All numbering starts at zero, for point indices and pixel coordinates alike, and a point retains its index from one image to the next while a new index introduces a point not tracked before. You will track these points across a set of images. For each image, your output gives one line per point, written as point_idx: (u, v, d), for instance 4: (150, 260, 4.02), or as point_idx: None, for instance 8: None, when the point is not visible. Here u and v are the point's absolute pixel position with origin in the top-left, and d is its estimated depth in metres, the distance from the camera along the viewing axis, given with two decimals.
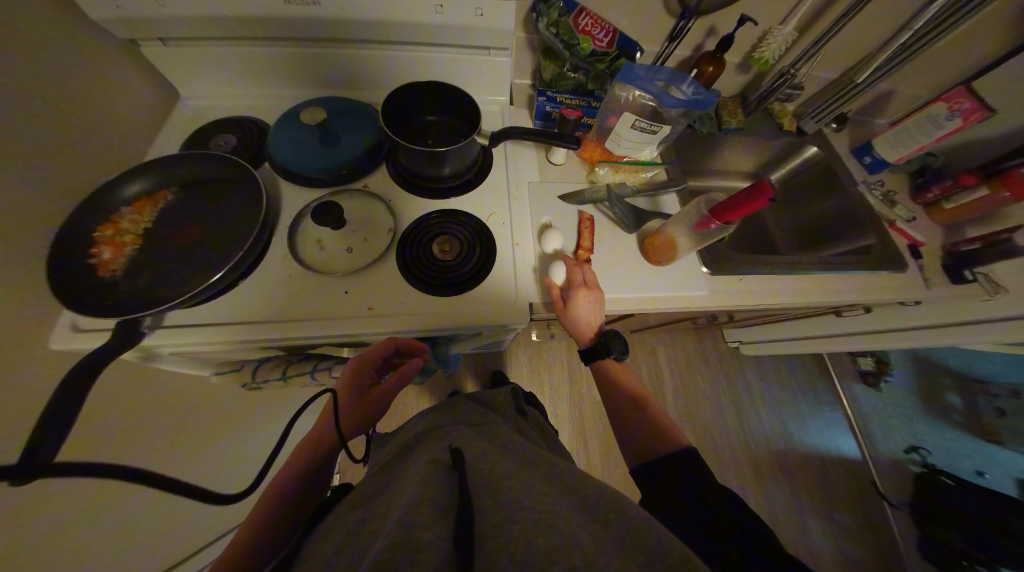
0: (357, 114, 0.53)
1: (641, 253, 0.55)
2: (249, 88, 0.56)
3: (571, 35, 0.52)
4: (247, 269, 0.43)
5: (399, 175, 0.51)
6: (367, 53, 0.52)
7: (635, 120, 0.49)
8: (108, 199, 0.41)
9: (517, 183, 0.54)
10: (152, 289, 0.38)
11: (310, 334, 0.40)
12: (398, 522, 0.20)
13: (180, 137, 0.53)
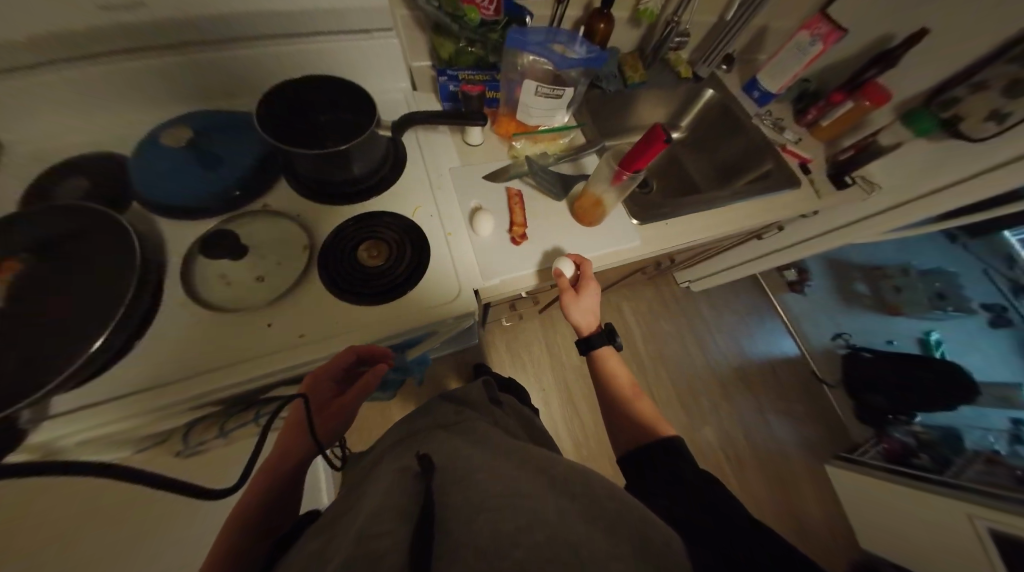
0: (238, 128, 0.48)
1: (573, 215, 0.55)
2: (94, 117, 0.47)
3: (456, 5, 0.49)
4: (141, 329, 0.37)
5: (303, 186, 0.47)
6: (230, 56, 0.46)
7: (537, 87, 0.50)
8: None
9: (435, 172, 0.52)
10: None
11: (238, 380, 0.36)
12: (356, 536, 0.18)
13: (17, 191, 0.44)
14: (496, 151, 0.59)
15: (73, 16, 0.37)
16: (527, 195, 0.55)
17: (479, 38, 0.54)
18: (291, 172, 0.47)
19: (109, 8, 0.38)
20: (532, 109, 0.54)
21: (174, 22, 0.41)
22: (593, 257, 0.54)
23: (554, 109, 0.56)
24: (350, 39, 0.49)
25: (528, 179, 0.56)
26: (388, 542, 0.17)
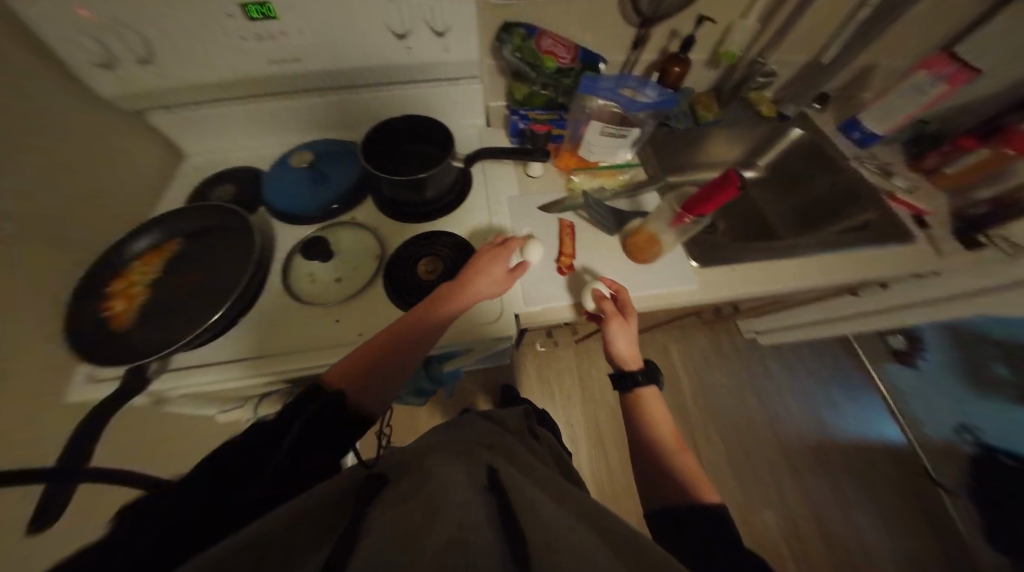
0: (344, 154, 0.58)
1: (625, 252, 0.55)
2: (246, 140, 0.61)
3: (536, 55, 0.55)
4: (242, 312, 0.45)
5: (383, 204, 0.54)
6: (349, 98, 0.57)
7: (603, 128, 0.52)
8: (120, 254, 0.46)
9: (495, 200, 0.57)
10: (160, 337, 0.42)
11: (304, 365, 0.42)
12: (458, 522, 0.19)
13: (186, 190, 0.58)
14: (555, 183, 0.61)
15: (249, 67, 0.50)
16: (580, 227, 0.56)
17: (553, 83, 0.58)
18: (377, 192, 0.54)
19: (276, 63, 0.50)
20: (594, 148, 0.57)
21: (315, 74, 0.53)
22: (642, 295, 0.53)
23: (617, 147, 0.57)
24: (442, 85, 0.57)
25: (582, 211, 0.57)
26: (479, 539, 0.18)
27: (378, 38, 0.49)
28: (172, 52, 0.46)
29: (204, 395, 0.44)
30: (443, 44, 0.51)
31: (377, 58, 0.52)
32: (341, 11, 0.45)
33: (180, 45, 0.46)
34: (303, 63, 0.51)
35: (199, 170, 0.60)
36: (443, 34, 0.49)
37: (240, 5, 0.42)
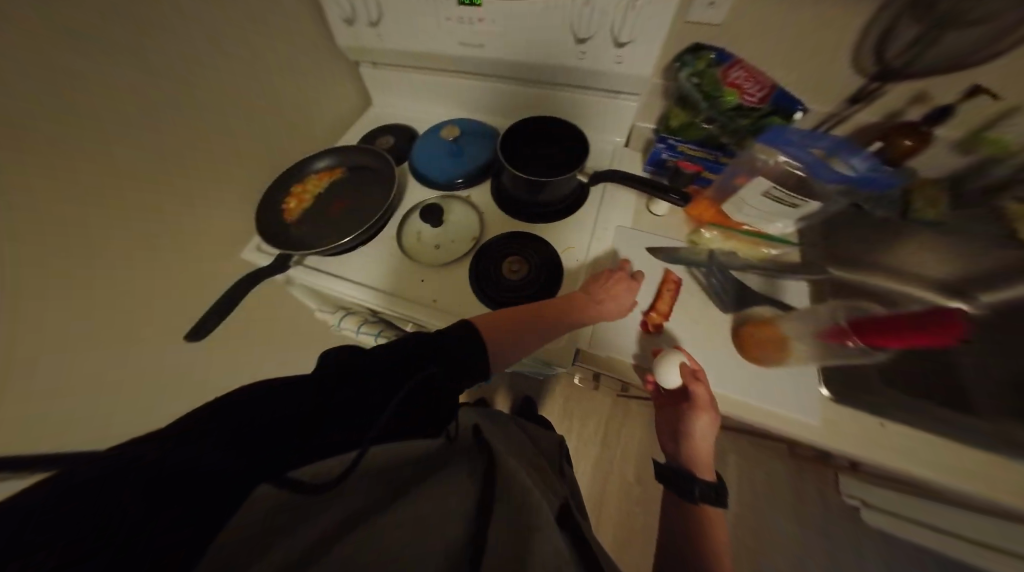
0: (485, 137, 0.61)
1: (734, 341, 0.44)
2: (412, 104, 0.70)
3: (715, 86, 0.48)
4: (360, 242, 0.56)
5: (498, 192, 0.57)
6: (508, 87, 0.59)
7: (771, 188, 0.40)
8: (308, 166, 0.61)
9: (602, 225, 0.52)
10: (305, 240, 0.55)
11: (384, 304, 0.50)
12: None
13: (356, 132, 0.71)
14: (677, 231, 0.52)
15: (435, 44, 0.56)
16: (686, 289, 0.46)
17: (725, 119, 0.49)
18: (498, 181, 0.57)
19: (463, 45, 0.54)
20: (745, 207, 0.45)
21: (488, 62, 0.56)
22: (734, 401, 0.41)
23: (776, 215, 0.44)
24: (598, 95, 0.55)
25: (697, 271, 0.47)
26: None
27: (559, 37, 0.48)
28: (391, 20, 0.55)
29: (322, 292, 0.56)
30: (616, 56, 0.48)
31: (549, 59, 0.52)
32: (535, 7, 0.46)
33: (398, 15, 0.54)
34: (484, 50, 0.54)
35: (370, 119, 0.72)
36: (624, 46, 0.46)
37: None
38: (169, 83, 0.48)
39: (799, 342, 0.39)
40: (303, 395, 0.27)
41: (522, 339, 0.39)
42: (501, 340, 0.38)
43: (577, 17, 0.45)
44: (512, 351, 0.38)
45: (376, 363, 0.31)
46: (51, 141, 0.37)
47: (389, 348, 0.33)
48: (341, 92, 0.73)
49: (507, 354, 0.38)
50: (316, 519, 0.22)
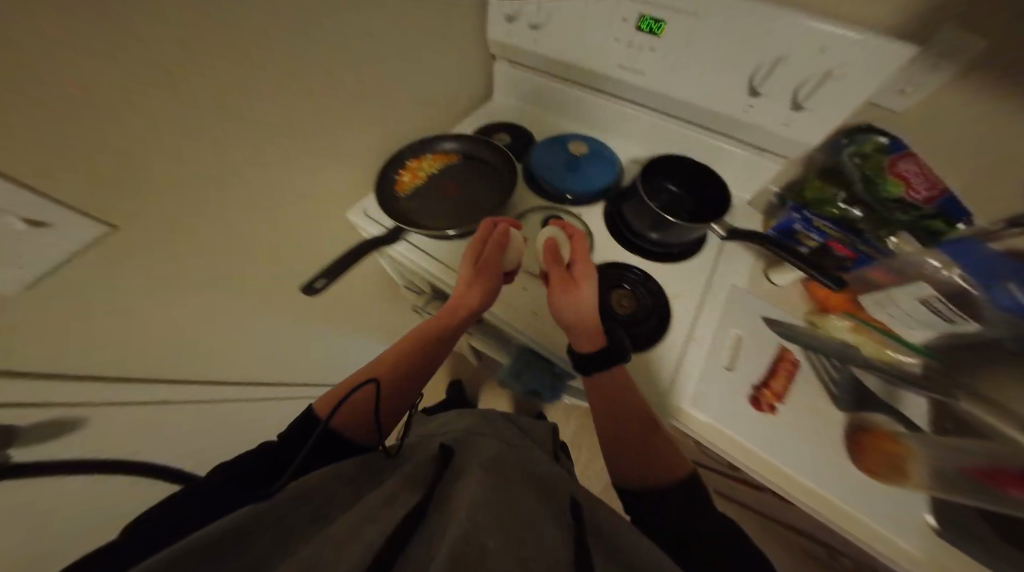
0: (609, 158, 0.59)
1: (848, 447, 0.39)
2: (536, 109, 0.70)
3: (879, 172, 0.45)
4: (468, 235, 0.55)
5: (613, 219, 0.55)
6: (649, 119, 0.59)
7: (933, 297, 0.36)
8: (429, 144, 0.60)
9: (715, 281, 0.48)
10: (416, 217, 0.54)
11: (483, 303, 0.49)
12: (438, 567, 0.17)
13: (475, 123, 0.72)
14: (794, 307, 0.48)
15: (591, 59, 0.56)
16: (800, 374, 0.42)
17: (882, 206, 0.45)
18: (619, 208, 0.55)
19: (619, 68, 0.54)
20: (890, 307, 0.40)
21: (640, 90, 0.56)
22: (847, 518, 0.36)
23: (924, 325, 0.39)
24: (743, 150, 0.54)
25: (816, 357, 0.43)
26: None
27: (731, 84, 0.47)
28: (555, 26, 0.55)
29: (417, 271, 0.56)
30: (786, 117, 0.46)
31: (708, 102, 0.51)
32: (719, 50, 0.45)
33: (565, 24, 0.54)
34: (641, 77, 0.53)
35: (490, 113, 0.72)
36: (799, 111, 0.45)
37: (640, 14, 0.48)
38: (346, 47, 0.49)
39: (922, 473, 0.36)
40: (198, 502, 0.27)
41: (403, 387, 0.45)
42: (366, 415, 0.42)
43: (761, 68, 0.44)
44: (398, 407, 0.45)
45: (249, 468, 0.33)
46: (238, 80, 0.39)
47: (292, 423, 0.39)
48: (472, 81, 0.73)
49: (395, 408, 0.45)
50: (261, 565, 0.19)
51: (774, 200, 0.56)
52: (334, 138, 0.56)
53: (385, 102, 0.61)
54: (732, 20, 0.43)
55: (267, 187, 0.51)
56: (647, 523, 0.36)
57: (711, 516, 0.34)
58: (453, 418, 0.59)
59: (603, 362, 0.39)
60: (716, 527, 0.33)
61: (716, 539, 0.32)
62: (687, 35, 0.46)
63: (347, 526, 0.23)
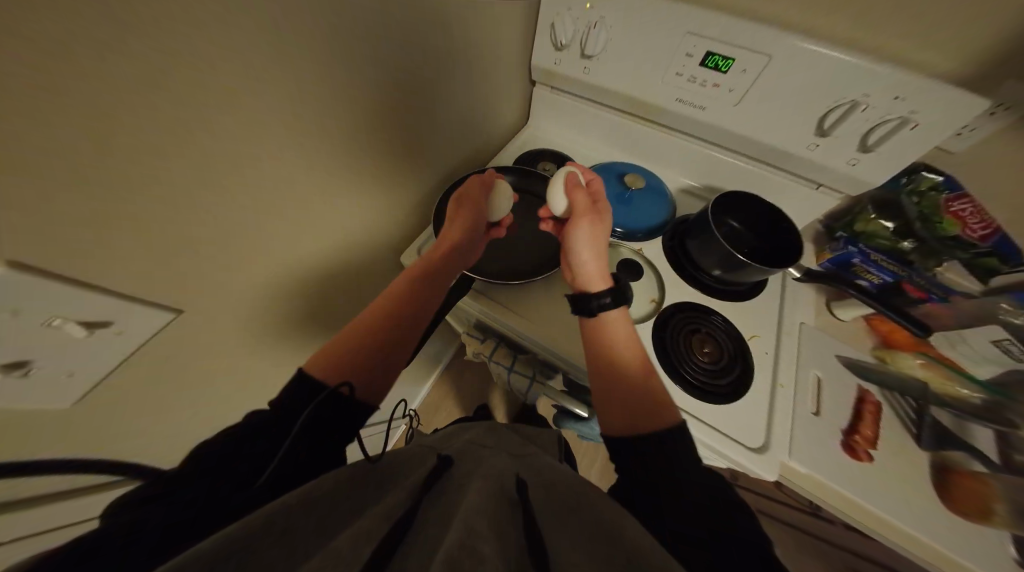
0: (663, 191, 0.59)
1: (936, 487, 0.41)
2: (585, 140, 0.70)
3: (936, 213, 0.49)
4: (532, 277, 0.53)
5: (674, 255, 0.54)
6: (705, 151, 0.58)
7: (1003, 338, 0.46)
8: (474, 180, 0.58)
9: (789, 321, 0.49)
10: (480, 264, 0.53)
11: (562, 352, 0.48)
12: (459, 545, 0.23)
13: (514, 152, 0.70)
14: (861, 343, 0.49)
15: (649, 93, 0.55)
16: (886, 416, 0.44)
17: (937, 244, 0.49)
18: (680, 243, 0.54)
19: (678, 102, 0.54)
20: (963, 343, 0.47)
21: (698, 125, 0.55)
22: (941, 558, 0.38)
23: (994, 362, 0.45)
24: (799, 184, 0.54)
25: (892, 395, 0.45)
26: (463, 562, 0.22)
27: (798, 124, 0.48)
28: (610, 58, 0.54)
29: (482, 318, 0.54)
30: (852, 157, 0.47)
31: (771, 140, 0.51)
32: (789, 91, 0.46)
33: (621, 57, 0.53)
34: (702, 113, 0.53)
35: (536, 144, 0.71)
36: (867, 152, 0.46)
37: (707, 52, 0.47)
38: (403, 81, 0.46)
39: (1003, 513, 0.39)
40: (172, 527, 0.20)
41: (396, 337, 0.39)
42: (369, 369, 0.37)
43: (832, 110, 0.45)
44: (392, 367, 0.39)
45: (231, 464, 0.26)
46: (299, 129, 0.36)
47: (263, 419, 0.30)
48: (508, 109, 0.71)
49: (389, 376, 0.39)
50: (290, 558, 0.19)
51: (822, 230, 0.59)
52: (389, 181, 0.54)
53: (436, 138, 0.58)
54: (809, 64, 0.43)
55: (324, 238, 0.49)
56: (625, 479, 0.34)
57: (728, 505, 0.29)
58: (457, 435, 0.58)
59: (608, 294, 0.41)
60: (728, 509, 0.29)
61: (716, 517, 0.28)
62: (757, 74, 0.46)
63: (362, 528, 0.24)
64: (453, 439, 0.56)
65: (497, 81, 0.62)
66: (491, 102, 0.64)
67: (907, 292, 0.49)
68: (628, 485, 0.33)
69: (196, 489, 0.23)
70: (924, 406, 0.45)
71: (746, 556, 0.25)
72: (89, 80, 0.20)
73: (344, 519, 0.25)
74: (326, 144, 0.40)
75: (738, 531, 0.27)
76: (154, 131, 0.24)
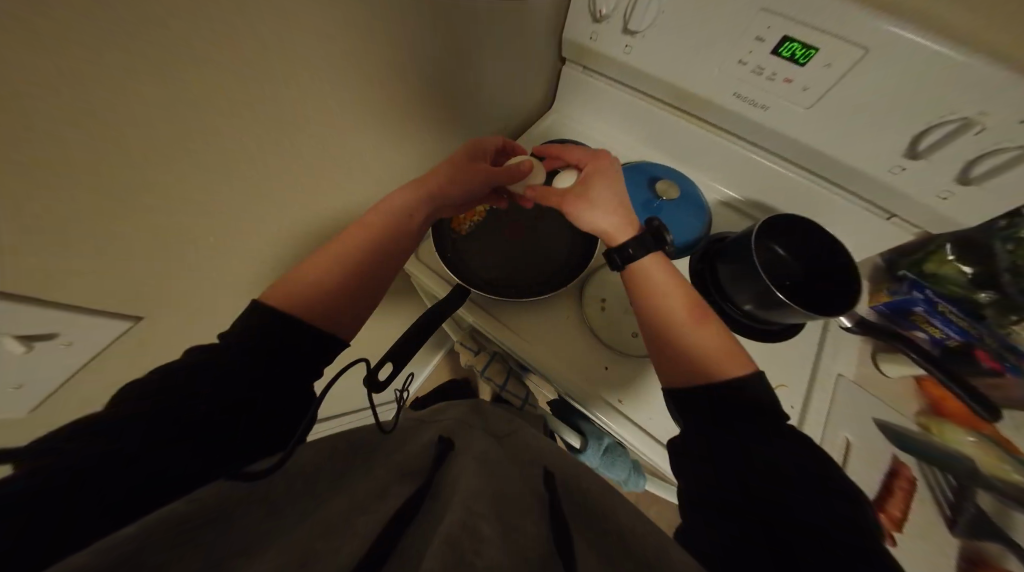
0: (699, 201, 0.51)
1: None
2: (620, 132, 0.62)
3: None
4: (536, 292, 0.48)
5: (702, 280, 0.48)
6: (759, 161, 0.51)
7: None
8: None
9: (822, 371, 0.44)
10: (481, 272, 0.49)
11: (561, 380, 0.44)
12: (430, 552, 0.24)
13: (537, 140, 0.62)
14: (901, 403, 0.44)
15: (703, 84, 0.46)
16: (918, 496, 0.39)
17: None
18: (709, 266, 0.48)
19: (734, 97, 0.45)
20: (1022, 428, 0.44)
21: (756, 126, 0.47)
22: None
23: None
24: (864, 211, 0.47)
25: (930, 470, 0.40)
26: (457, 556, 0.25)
27: (882, 139, 0.39)
28: (659, 37, 0.45)
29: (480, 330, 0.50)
30: (945, 188, 0.39)
31: (842, 153, 0.43)
32: (881, 96, 0.36)
33: (672, 38, 0.44)
34: (762, 112, 0.45)
35: (563, 132, 0.63)
36: (964, 185, 0.37)
37: (783, 37, 0.36)
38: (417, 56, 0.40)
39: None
40: (142, 439, 0.24)
41: (366, 278, 0.41)
42: (325, 304, 0.37)
43: (934, 128, 0.35)
44: (352, 306, 0.39)
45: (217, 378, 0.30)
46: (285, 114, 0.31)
47: (242, 336, 0.33)
48: (536, 89, 0.63)
49: (352, 313, 0.40)
50: (252, 528, 0.23)
51: (882, 267, 0.51)
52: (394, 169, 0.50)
53: (450, 120, 0.52)
54: (916, 68, 0.33)
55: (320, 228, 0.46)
56: (680, 440, 0.36)
57: (786, 456, 0.31)
58: (442, 412, 0.60)
59: (632, 245, 0.43)
60: (785, 467, 0.30)
61: (771, 480, 0.29)
62: (844, 72, 0.36)
63: (355, 517, 0.28)
64: (438, 415, 0.59)
65: (527, 57, 0.54)
66: (517, 81, 0.57)
67: (978, 359, 0.42)
68: (683, 451, 0.35)
69: (183, 405, 0.27)
70: (964, 485, 0.39)
71: (809, 513, 0.27)
72: (25, 84, 0.17)
73: (302, 492, 0.29)
74: (318, 134, 0.36)
75: (797, 489, 0.29)
76: (96, 138, 0.21)
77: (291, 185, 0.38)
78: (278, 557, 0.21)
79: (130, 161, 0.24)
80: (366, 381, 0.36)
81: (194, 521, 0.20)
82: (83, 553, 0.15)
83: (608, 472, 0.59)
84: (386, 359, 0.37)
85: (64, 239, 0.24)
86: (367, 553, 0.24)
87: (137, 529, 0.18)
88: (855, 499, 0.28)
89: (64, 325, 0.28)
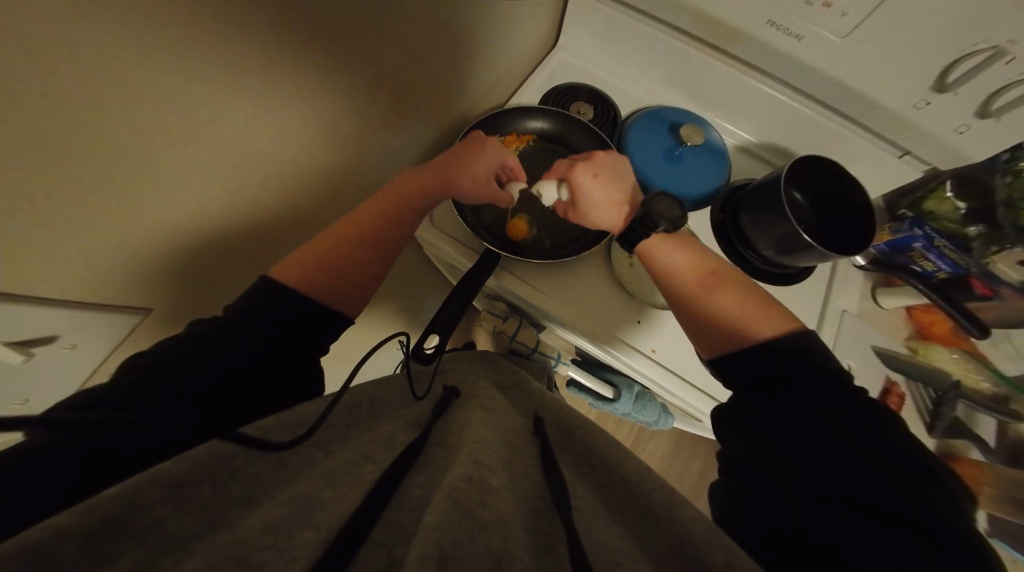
0: (721, 157, 0.51)
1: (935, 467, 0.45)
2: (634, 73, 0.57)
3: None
4: (569, 256, 0.46)
5: (725, 232, 0.49)
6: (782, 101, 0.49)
7: None
8: (505, 119, 0.53)
9: (832, 308, 0.47)
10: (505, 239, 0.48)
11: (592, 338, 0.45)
12: (471, 475, 0.21)
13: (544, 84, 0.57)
14: (894, 331, 0.49)
15: (739, 9, 0.43)
16: (906, 406, 0.46)
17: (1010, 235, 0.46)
18: (732, 213, 0.48)
19: (770, 26, 0.42)
20: (1003, 344, 0.50)
21: (786, 59, 0.45)
22: None
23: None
24: (884, 151, 0.48)
25: (918, 387, 0.46)
26: (505, 501, 0.20)
27: (911, 73, 0.39)
28: None
29: (504, 295, 0.50)
30: (964, 123, 0.41)
31: (874, 89, 0.42)
32: (915, 23, 0.34)
33: None
34: (798, 43, 0.42)
35: (571, 72, 0.57)
36: (982, 118, 0.39)
37: None
38: None
39: (993, 498, 0.44)
40: (157, 402, 0.21)
41: (386, 253, 0.38)
42: (335, 273, 0.34)
43: (964, 59, 0.35)
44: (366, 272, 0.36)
45: (230, 343, 0.27)
46: (273, 61, 0.26)
47: (275, 301, 0.30)
48: (542, 24, 0.56)
49: (364, 280, 0.36)
50: (291, 472, 0.21)
51: (887, 206, 0.52)
52: (395, 127, 0.45)
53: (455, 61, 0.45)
54: None
55: (321, 198, 0.41)
56: (726, 406, 0.34)
57: (837, 422, 0.28)
58: (455, 359, 0.53)
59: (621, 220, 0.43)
60: (836, 438, 0.27)
61: (820, 448, 0.27)
62: None
63: (373, 447, 0.25)
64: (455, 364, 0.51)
65: None
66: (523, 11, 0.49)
67: (974, 287, 0.47)
68: (728, 413, 0.33)
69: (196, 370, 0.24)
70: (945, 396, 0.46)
71: (863, 485, 0.25)
72: None
73: (327, 442, 0.25)
74: (307, 88, 0.30)
75: (850, 461, 0.26)
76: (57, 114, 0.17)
77: (291, 145, 0.33)
78: (313, 491, 0.19)
79: (105, 130, 0.20)
80: (409, 353, 0.36)
81: (195, 479, 0.16)
82: (63, 512, 0.12)
83: (637, 416, 0.66)
84: (428, 333, 0.37)
85: (39, 240, 0.20)
86: (408, 495, 0.21)
87: (122, 487, 0.14)
88: (939, 478, 0.25)
89: (80, 327, 0.26)
